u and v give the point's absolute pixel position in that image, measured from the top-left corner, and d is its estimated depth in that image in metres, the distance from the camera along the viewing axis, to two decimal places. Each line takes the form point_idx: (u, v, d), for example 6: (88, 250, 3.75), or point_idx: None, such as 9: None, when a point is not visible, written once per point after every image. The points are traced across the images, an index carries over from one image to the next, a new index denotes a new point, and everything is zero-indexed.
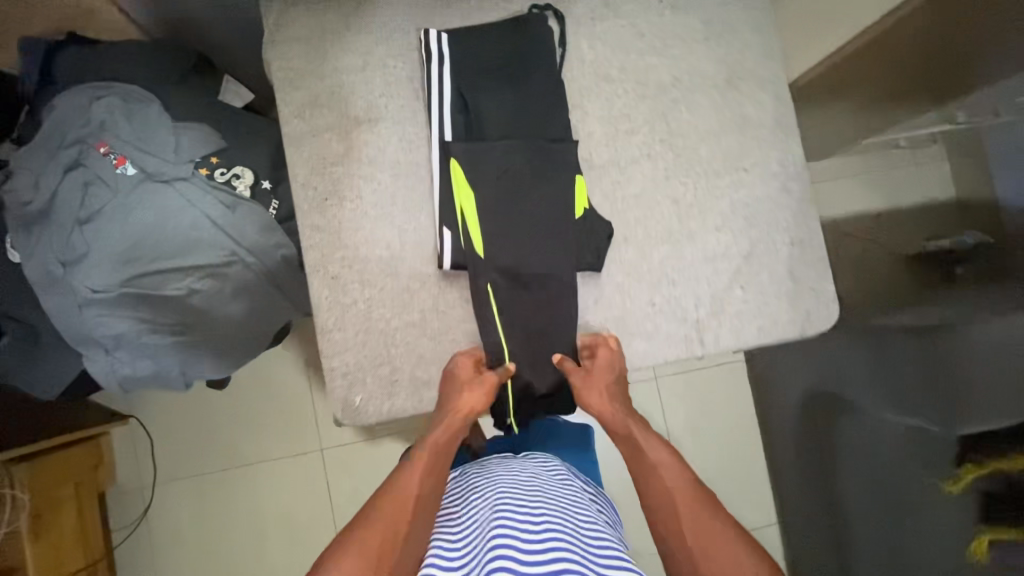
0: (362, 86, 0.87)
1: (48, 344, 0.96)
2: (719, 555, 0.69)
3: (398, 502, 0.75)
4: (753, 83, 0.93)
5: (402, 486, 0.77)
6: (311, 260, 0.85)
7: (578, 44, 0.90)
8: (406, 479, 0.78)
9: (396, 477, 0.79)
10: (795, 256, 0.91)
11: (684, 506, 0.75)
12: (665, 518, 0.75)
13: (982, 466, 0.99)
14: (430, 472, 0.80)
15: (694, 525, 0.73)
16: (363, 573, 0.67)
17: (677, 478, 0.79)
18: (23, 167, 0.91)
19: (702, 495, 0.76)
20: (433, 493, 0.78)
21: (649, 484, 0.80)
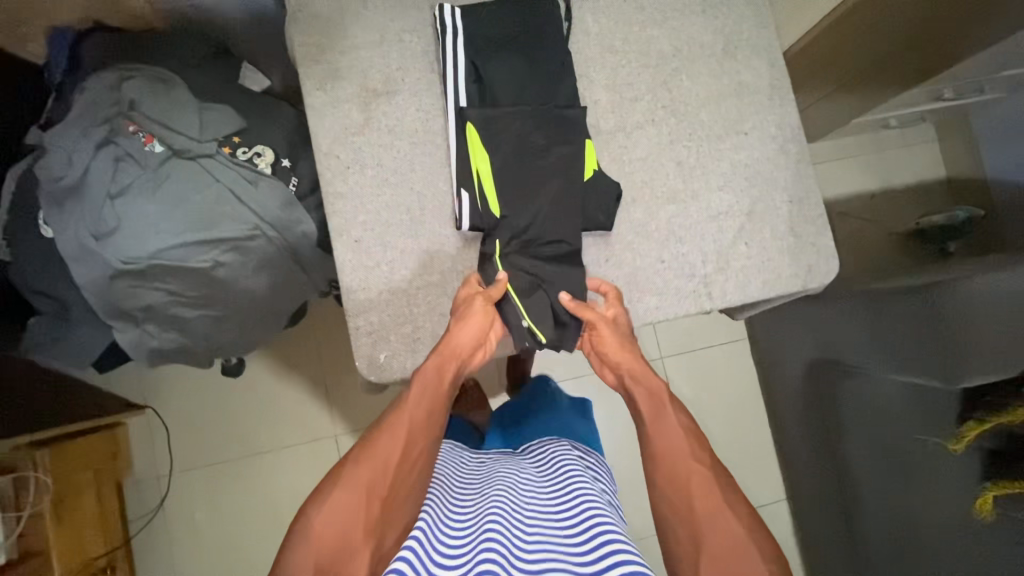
0: (380, 61, 0.92)
1: (79, 317, 1.00)
2: (719, 524, 0.69)
3: (389, 440, 0.78)
4: (749, 52, 0.98)
5: (394, 425, 0.79)
6: (334, 225, 0.89)
7: (583, 19, 0.96)
8: (397, 418, 0.80)
9: (389, 415, 0.82)
10: (794, 213, 0.96)
11: (695, 472, 0.75)
12: (671, 480, 0.76)
13: (985, 422, 1.03)
14: (422, 409, 0.82)
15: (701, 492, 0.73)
16: (350, 510, 0.71)
17: (692, 448, 0.79)
18: (56, 145, 0.95)
19: (716, 471, 0.76)
20: (422, 430, 0.80)
21: (660, 445, 0.80)
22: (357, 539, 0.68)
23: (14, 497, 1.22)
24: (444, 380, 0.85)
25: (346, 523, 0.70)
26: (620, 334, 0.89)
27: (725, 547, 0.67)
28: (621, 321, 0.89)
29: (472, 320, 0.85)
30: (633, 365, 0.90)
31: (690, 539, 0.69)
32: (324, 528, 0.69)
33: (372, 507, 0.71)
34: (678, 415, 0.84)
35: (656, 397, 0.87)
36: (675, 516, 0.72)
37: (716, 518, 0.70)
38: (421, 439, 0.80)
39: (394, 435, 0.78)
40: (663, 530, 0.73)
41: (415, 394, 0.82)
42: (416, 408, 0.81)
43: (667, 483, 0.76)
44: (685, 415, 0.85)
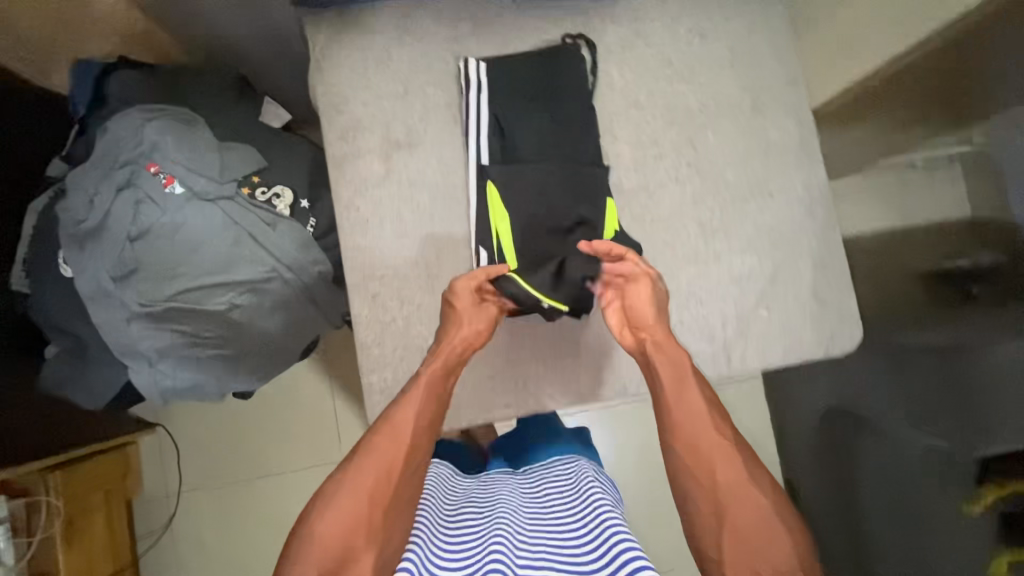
0: (403, 112, 0.91)
1: (95, 356, 0.99)
2: (743, 501, 0.69)
3: (393, 440, 0.76)
4: (777, 110, 0.96)
5: (396, 423, 0.77)
6: (352, 279, 0.89)
7: (609, 72, 0.94)
8: (400, 416, 0.77)
9: (389, 412, 0.79)
10: (819, 278, 0.94)
11: (718, 444, 0.73)
12: (694, 454, 0.73)
13: (1005, 487, 0.97)
14: (426, 408, 0.79)
15: (726, 470, 0.72)
16: (354, 517, 0.69)
17: (714, 419, 0.76)
18: (78, 187, 0.95)
19: (737, 443, 0.74)
20: (426, 428, 0.79)
21: (682, 416, 0.76)
22: (361, 545, 0.67)
23: (26, 521, 1.25)
24: (446, 378, 0.83)
25: (351, 531, 0.68)
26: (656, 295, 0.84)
27: (750, 525, 0.67)
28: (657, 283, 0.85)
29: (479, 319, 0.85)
30: (659, 329, 0.83)
31: (713, 514, 0.69)
32: (328, 534, 0.68)
33: (376, 511, 0.70)
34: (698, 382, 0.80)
35: (681, 371, 0.80)
36: (697, 490, 0.72)
37: (741, 496, 0.69)
38: (423, 438, 0.78)
39: (396, 435, 0.76)
40: (683, 501, 0.73)
41: (418, 392, 0.80)
42: (419, 407, 0.79)
43: (689, 457, 0.73)
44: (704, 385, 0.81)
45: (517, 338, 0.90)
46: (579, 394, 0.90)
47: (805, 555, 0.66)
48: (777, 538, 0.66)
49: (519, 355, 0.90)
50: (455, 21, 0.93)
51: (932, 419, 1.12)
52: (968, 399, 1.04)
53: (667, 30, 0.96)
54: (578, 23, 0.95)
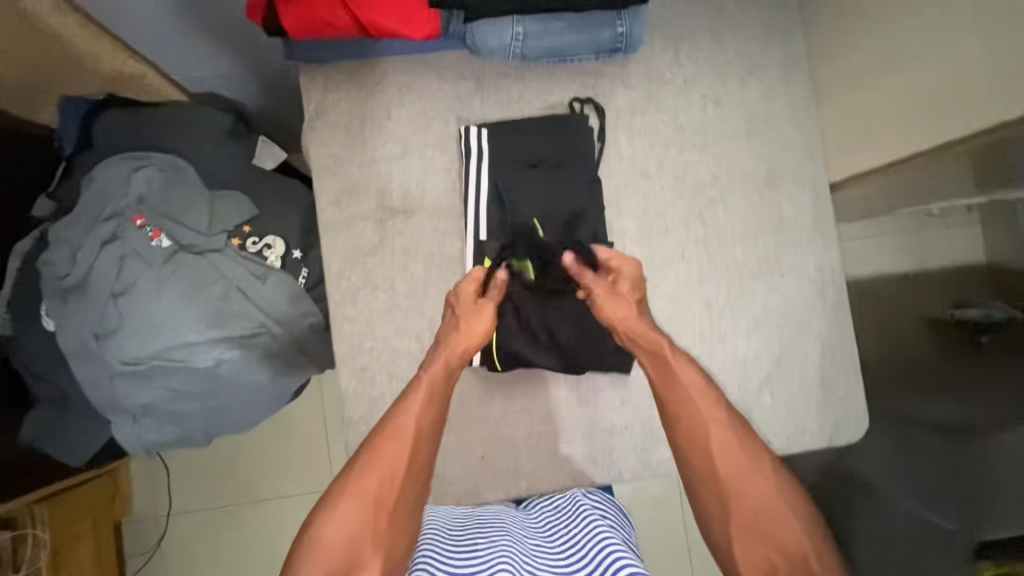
0: (400, 177, 0.87)
1: (78, 410, 0.96)
2: (749, 487, 0.70)
3: (396, 445, 0.74)
4: (793, 184, 0.91)
5: (399, 427, 0.75)
6: (340, 351, 0.85)
7: (617, 139, 0.90)
8: (402, 419, 0.75)
9: (391, 415, 0.77)
10: (826, 364, 0.90)
11: (716, 435, 0.73)
12: (694, 448, 0.74)
13: (1004, 568, 0.78)
14: (429, 411, 0.77)
15: (727, 458, 0.72)
16: (360, 523, 0.69)
17: (710, 406, 0.75)
18: (61, 240, 0.92)
19: (736, 427, 0.75)
20: (431, 429, 0.77)
21: (679, 409, 0.76)
22: (366, 550, 0.68)
23: (12, 552, 1.24)
24: (447, 380, 0.79)
25: (356, 537, 0.69)
26: (618, 295, 0.80)
27: (755, 510, 0.69)
28: (630, 274, 0.81)
29: (478, 316, 0.80)
30: (630, 324, 0.79)
31: (719, 505, 0.71)
32: (333, 538, 0.68)
33: (381, 517, 0.70)
34: (690, 371, 0.78)
35: (663, 363, 0.78)
36: (702, 482, 0.73)
37: (745, 484, 0.71)
38: (427, 440, 0.76)
39: (399, 439, 0.74)
40: (692, 492, 0.75)
41: (419, 395, 0.77)
42: (421, 411, 0.76)
43: (692, 451, 0.74)
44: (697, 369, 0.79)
45: (510, 418, 0.87)
46: (576, 476, 0.87)
47: (814, 532, 0.67)
48: (784, 520, 0.68)
49: (513, 435, 0.87)
50: (457, 79, 0.88)
51: (929, 488, 0.95)
52: (973, 477, 0.84)
53: (680, 95, 0.91)
54: (588, 85, 0.90)
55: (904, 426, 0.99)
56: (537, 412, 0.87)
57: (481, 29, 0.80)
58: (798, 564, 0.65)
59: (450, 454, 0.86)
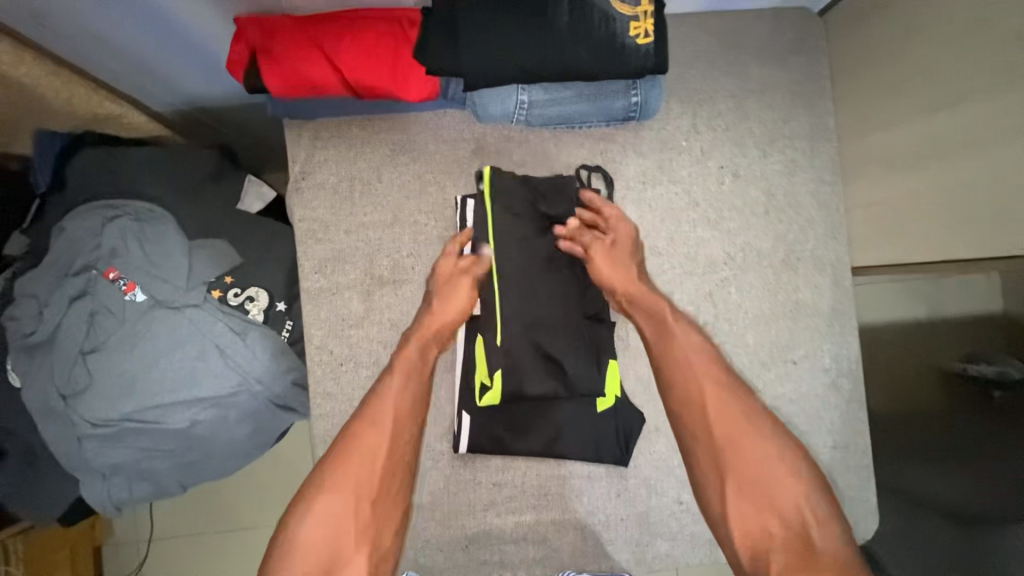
0: (389, 244, 0.81)
1: (45, 467, 0.91)
2: (748, 450, 0.67)
3: (377, 431, 0.70)
4: (812, 266, 0.85)
5: (378, 411, 0.71)
6: (319, 429, 0.80)
7: (625, 211, 0.84)
8: (382, 403, 0.71)
9: (370, 399, 0.73)
10: (837, 460, 0.84)
11: (713, 397, 0.70)
12: (689, 411, 0.70)
13: None
14: (409, 390, 0.73)
15: (724, 418, 0.69)
16: (340, 517, 0.65)
17: (706, 363, 0.72)
18: (30, 293, 0.87)
19: (732, 383, 0.71)
20: (412, 411, 0.73)
21: (673, 370, 0.72)
22: (349, 543, 0.64)
23: None
24: (426, 354, 0.76)
25: (336, 533, 0.64)
26: (613, 255, 0.77)
27: (753, 472, 0.66)
28: (626, 233, 0.79)
29: (456, 280, 0.77)
30: (626, 283, 0.76)
31: (714, 467, 0.68)
32: (310, 539, 0.63)
33: (363, 506, 0.66)
34: (686, 330, 0.74)
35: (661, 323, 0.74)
36: (698, 443, 0.70)
37: (742, 443, 0.67)
38: (409, 422, 0.72)
39: (379, 423, 0.70)
40: (688, 457, 0.71)
41: (398, 377, 0.73)
42: (401, 392, 0.72)
43: (687, 411, 0.71)
44: (694, 330, 0.75)
45: (497, 507, 0.81)
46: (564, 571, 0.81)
47: (813, 494, 0.65)
48: (782, 482, 0.65)
49: (499, 525, 0.81)
50: (456, 142, 0.82)
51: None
52: None
53: (695, 166, 0.84)
54: (596, 152, 0.84)
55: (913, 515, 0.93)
56: (525, 502, 0.82)
57: (482, 96, 0.74)
58: (799, 532, 0.62)
59: (431, 543, 0.80)
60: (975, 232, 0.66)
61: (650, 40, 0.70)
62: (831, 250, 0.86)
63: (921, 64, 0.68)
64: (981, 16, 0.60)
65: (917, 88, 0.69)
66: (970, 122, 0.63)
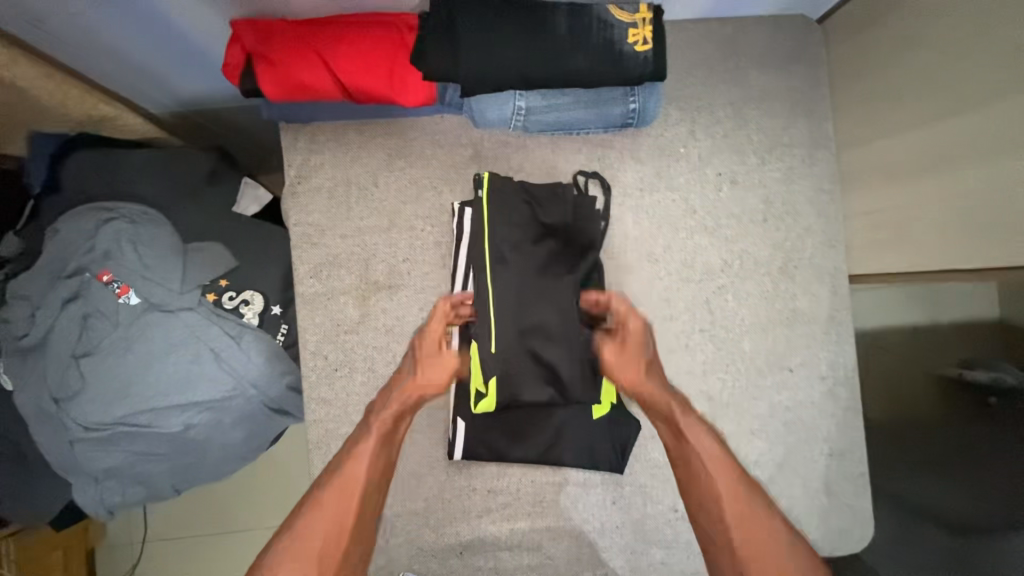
0: (385, 249, 0.81)
1: (36, 471, 0.90)
2: (767, 560, 0.64)
3: (346, 496, 0.69)
4: (810, 274, 0.85)
5: (349, 475, 0.70)
6: (313, 435, 0.80)
7: (622, 218, 0.84)
8: (355, 466, 0.70)
9: (343, 459, 0.71)
10: (833, 469, 0.84)
11: (728, 503, 0.67)
12: (705, 515, 0.69)
13: None
14: (380, 456, 0.72)
15: (741, 522, 0.66)
16: None
17: (720, 465, 0.70)
18: (22, 296, 0.86)
19: (746, 486, 0.69)
20: (382, 476, 0.73)
21: (689, 473, 0.71)
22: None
23: None
24: (401, 418, 0.75)
25: None
26: (623, 351, 0.75)
27: None
28: (636, 328, 0.77)
29: (439, 353, 0.76)
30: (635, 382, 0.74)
31: None
32: None
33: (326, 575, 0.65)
34: (699, 430, 0.72)
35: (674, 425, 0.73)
36: (721, 550, 0.67)
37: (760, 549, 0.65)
38: (376, 489, 0.72)
39: (348, 488, 0.69)
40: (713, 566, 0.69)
41: (372, 441, 0.72)
42: (373, 456, 0.71)
43: (706, 512, 0.69)
44: (709, 430, 0.73)
45: (492, 513, 0.81)
46: None
47: None
48: None
49: (493, 532, 0.81)
50: (454, 147, 0.82)
51: None
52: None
53: (693, 173, 0.84)
54: (594, 158, 0.83)
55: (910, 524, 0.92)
56: (520, 509, 0.81)
57: (480, 102, 0.74)
58: None
59: (425, 550, 0.80)
60: (977, 242, 0.65)
61: (649, 46, 0.69)
62: (828, 257, 0.85)
63: (920, 73, 0.68)
64: (981, 26, 0.60)
65: (915, 97, 0.69)
66: (972, 131, 0.63)
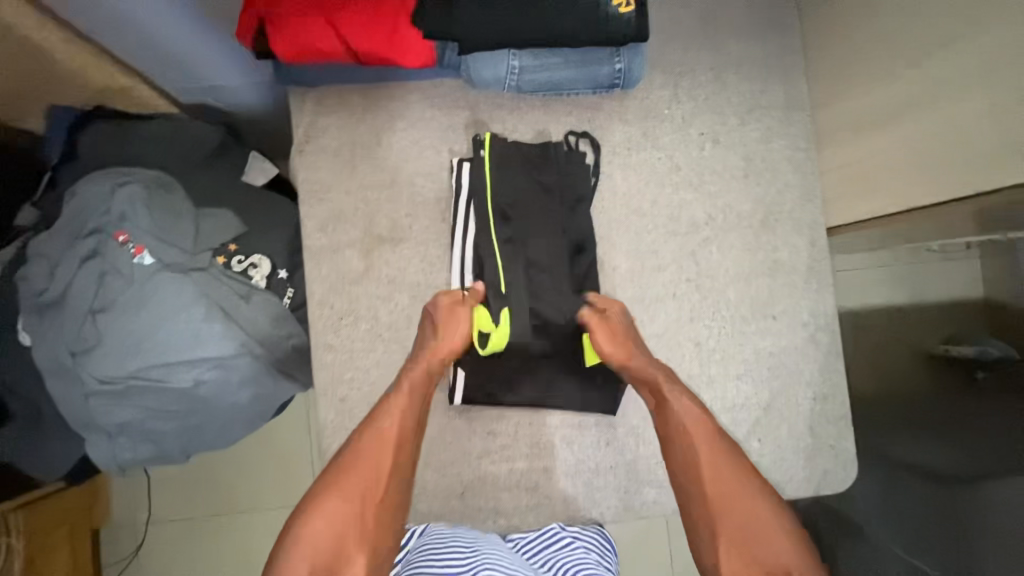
0: (388, 204, 0.86)
1: (52, 427, 0.94)
2: (736, 508, 0.69)
3: (383, 445, 0.73)
4: (790, 227, 0.90)
5: (382, 426, 0.74)
6: (321, 380, 0.84)
7: (611, 174, 0.89)
8: (387, 416, 0.74)
9: (377, 411, 0.76)
10: (817, 411, 0.88)
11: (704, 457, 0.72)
12: (685, 471, 0.73)
13: None
14: (412, 410, 0.76)
15: (715, 476, 0.71)
16: (345, 521, 0.69)
17: (701, 429, 0.74)
18: (40, 254, 0.91)
19: (723, 442, 0.73)
20: (415, 428, 0.77)
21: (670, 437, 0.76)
22: (351, 545, 0.68)
23: None
24: (431, 376, 0.78)
25: (341, 533, 0.68)
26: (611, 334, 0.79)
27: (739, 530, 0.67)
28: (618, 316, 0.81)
29: (461, 315, 0.79)
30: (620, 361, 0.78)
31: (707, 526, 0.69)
32: (319, 535, 0.67)
33: (367, 512, 0.70)
34: (682, 397, 0.76)
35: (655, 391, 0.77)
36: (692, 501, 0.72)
37: (727, 500, 0.69)
38: (410, 439, 0.76)
39: (383, 439, 0.74)
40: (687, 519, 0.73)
41: (403, 395, 0.76)
42: (404, 410, 0.75)
43: (683, 471, 0.74)
44: (688, 395, 0.77)
45: (492, 454, 0.84)
46: (555, 518, 0.84)
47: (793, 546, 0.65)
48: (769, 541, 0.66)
49: (493, 472, 0.84)
50: (452, 109, 0.87)
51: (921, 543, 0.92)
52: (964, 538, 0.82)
53: (677, 133, 0.89)
54: (584, 119, 0.89)
55: (896, 475, 0.94)
56: (517, 452, 0.85)
57: (477, 61, 0.80)
58: None
59: (427, 490, 0.84)
60: (938, 178, 0.70)
61: (631, 9, 0.75)
62: (805, 211, 0.91)
63: (883, 28, 0.74)
64: None
65: (880, 51, 0.75)
66: (928, 76, 0.68)
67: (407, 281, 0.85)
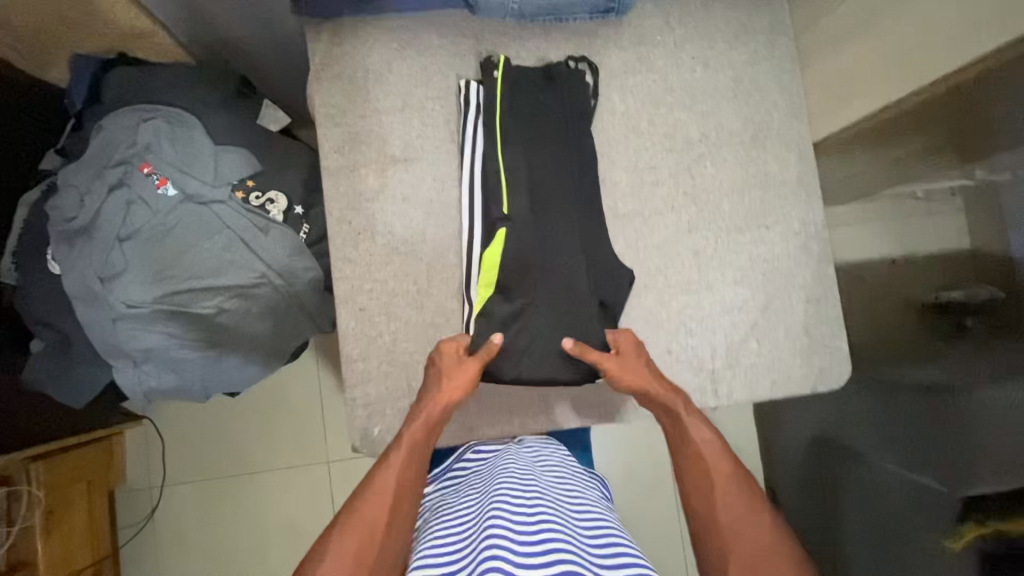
0: (400, 127, 0.91)
1: (80, 354, 0.98)
2: (741, 518, 0.71)
3: (374, 503, 0.70)
4: (778, 142, 0.96)
5: (380, 482, 0.73)
6: (340, 291, 0.88)
7: (610, 96, 0.94)
8: (384, 473, 0.73)
9: (375, 471, 0.75)
10: (810, 313, 0.93)
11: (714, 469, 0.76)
12: (695, 481, 0.76)
13: (986, 525, 0.76)
14: (411, 466, 0.75)
15: (724, 489, 0.74)
16: None
17: (716, 454, 0.78)
18: (69, 185, 0.95)
19: (734, 465, 0.77)
20: (413, 486, 0.74)
21: (682, 456, 0.79)
22: None
23: (5, 508, 1.16)
24: (427, 431, 0.79)
25: None
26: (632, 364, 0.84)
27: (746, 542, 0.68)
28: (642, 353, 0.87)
29: (466, 364, 0.83)
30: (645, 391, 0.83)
31: (713, 536, 0.70)
32: None
33: None
34: (701, 428, 0.80)
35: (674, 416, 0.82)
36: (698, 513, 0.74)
37: (740, 519, 0.71)
38: (408, 497, 0.73)
39: (380, 495, 0.71)
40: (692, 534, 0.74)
41: (402, 453, 0.76)
42: (403, 466, 0.75)
43: (690, 479, 0.77)
44: (705, 423, 0.81)
45: None
46: None
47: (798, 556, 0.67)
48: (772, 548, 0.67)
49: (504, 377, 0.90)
50: (459, 38, 0.93)
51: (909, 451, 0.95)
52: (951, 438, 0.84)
53: (670, 57, 0.95)
54: (582, 45, 0.94)
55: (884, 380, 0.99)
56: None
57: None
58: None
59: None
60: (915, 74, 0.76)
61: None
62: (792, 128, 0.96)
63: None
64: None
65: None
66: None
67: (420, 198, 0.90)
